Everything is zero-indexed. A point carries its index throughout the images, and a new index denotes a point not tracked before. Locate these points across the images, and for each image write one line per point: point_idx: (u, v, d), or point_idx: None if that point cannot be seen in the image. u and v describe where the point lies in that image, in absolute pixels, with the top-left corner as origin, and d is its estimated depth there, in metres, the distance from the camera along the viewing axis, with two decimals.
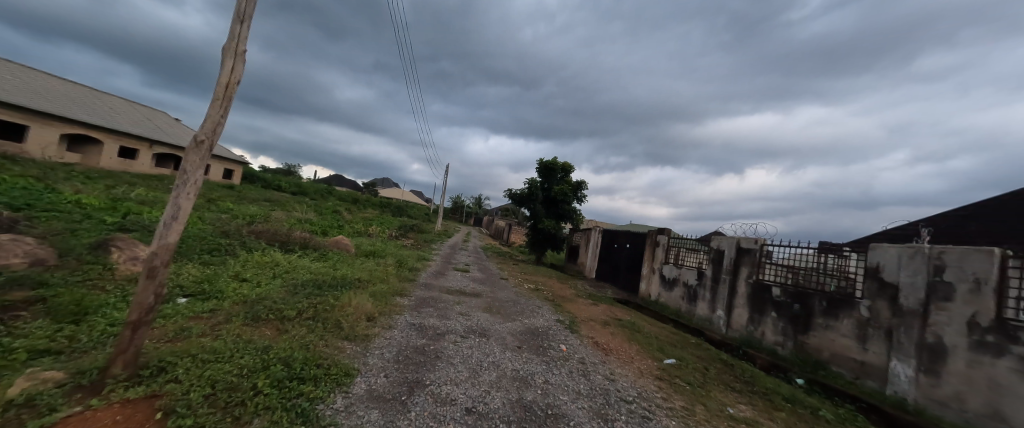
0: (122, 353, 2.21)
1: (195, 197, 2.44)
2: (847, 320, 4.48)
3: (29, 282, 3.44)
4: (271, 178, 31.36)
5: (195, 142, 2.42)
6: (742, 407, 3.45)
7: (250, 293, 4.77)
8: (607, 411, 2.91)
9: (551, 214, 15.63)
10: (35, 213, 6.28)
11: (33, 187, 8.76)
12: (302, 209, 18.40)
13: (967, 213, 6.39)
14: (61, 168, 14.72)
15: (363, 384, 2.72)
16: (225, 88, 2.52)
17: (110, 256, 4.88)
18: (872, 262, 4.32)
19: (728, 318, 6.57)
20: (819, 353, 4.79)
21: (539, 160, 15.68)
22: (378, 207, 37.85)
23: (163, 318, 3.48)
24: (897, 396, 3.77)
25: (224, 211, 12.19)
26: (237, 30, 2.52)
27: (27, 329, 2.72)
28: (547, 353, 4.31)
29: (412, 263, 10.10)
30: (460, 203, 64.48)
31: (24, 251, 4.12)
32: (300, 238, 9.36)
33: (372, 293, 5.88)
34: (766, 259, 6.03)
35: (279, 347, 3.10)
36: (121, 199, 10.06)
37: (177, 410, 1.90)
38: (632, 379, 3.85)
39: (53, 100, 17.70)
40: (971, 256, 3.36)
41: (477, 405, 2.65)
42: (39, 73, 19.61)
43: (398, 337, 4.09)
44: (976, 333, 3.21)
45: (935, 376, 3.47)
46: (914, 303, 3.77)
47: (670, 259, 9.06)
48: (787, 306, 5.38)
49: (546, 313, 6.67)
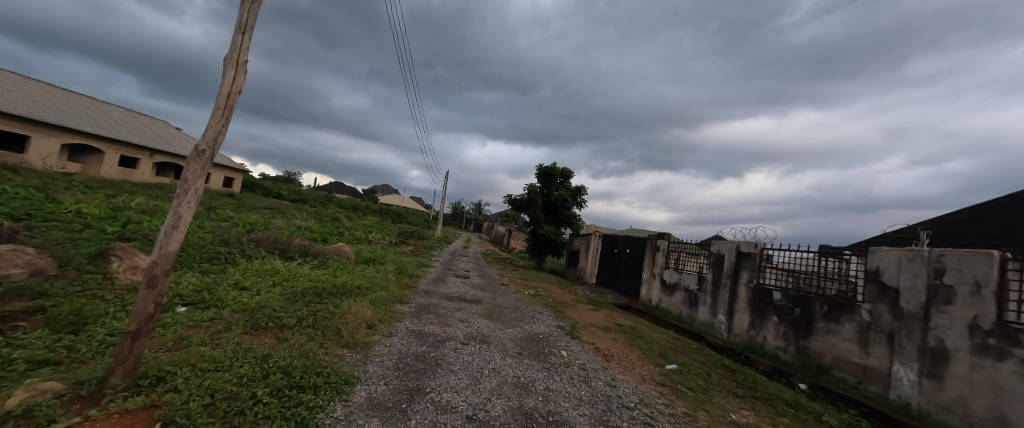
0: (121, 362, 2.20)
1: (196, 206, 2.44)
2: (848, 324, 4.47)
3: (29, 293, 3.44)
4: (271, 186, 31.49)
5: (196, 152, 2.44)
6: (745, 413, 3.42)
7: (250, 302, 4.76)
8: (609, 418, 2.89)
9: (550, 219, 15.63)
10: (35, 223, 6.28)
11: (34, 197, 8.79)
12: (302, 216, 18.47)
13: (964, 216, 6.45)
14: (63, 177, 14.80)
15: (363, 392, 2.71)
16: (227, 97, 2.55)
17: (110, 265, 4.89)
18: (872, 265, 4.33)
19: (729, 323, 6.54)
20: (822, 358, 4.77)
21: (539, 165, 15.75)
22: (377, 215, 38.02)
23: (162, 328, 3.47)
24: (901, 401, 3.74)
25: (225, 219, 12.22)
26: (238, 41, 2.55)
27: (25, 340, 2.71)
28: (547, 360, 4.27)
29: (411, 270, 10.09)
30: (459, 209, 64.50)
31: (24, 261, 4.11)
32: (300, 246, 9.35)
33: (372, 300, 5.87)
34: (766, 263, 6.04)
35: (279, 355, 3.09)
36: (120, 209, 10.07)
37: (176, 420, 1.89)
38: (633, 385, 3.82)
39: (54, 110, 17.84)
40: (971, 259, 3.37)
41: (478, 413, 2.63)
42: (41, 83, 19.74)
43: (398, 344, 4.07)
44: (978, 336, 3.21)
45: (938, 380, 3.46)
46: (914, 307, 3.76)
47: (670, 263, 9.06)
48: (788, 311, 5.36)
49: (547, 318, 6.67)
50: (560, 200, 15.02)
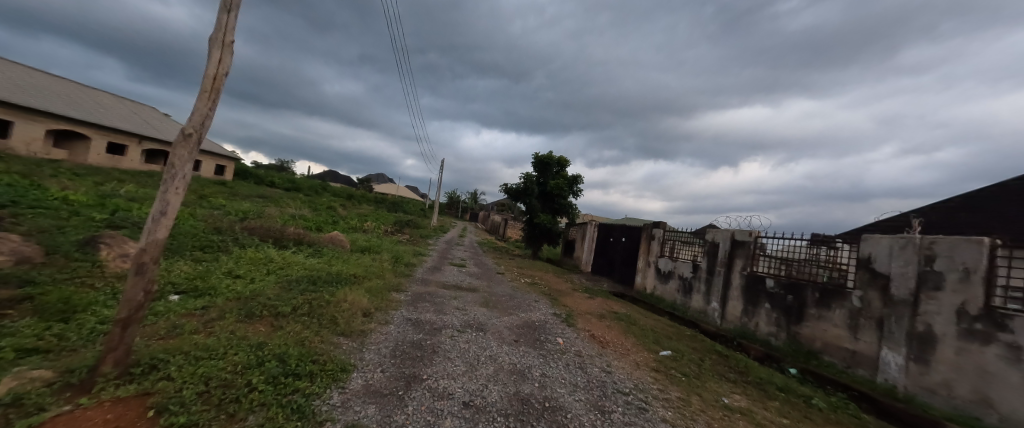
0: (111, 350, 2.16)
1: (184, 193, 2.37)
2: (839, 310, 4.54)
3: (15, 280, 3.36)
4: (264, 175, 31.03)
5: (183, 136, 2.35)
6: (736, 397, 3.49)
7: (244, 290, 4.71)
8: (604, 403, 2.93)
9: (546, 208, 15.60)
10: (20, 210, 6.12)
11: (18, 184, 8.57)
12: (296, 205, 18.32)
13: (953, 204, 6.56)
14: (47, 164, 14.43)
15: (360, 379, 2.71)
16: (213, 80, 2.45)
17: (99, 253, 4.80)
18: (864, 253, 4.38)
19: (722, 310, 6.64)
20: (813, 343, 4.86)
21: (534, 154, 15.61)
22: (372, 204, 37.84)
23: (154, 316, 3.43)
24: (888, 384, 3.84)
25: (217, 208, 12.06)
26: (224, 20, 2.45)
27: (13, 328, 2.65)
28: (544, 347, 4.31)
29: (407, 259, 10.06)
30: (455, 198, 64.20)
31: (10, 249, 4.02)
32: (294, 235, 9.26)
33: (367, 289, 5.85)
34: (760, 251, 6.10)
35: (273, 343, 3.07)
36: (108, 196, 9.84)
37: (169, 408, 1.86)
38: (628, 371, 3.88)
39: (37, 94, 17.32)
40: (961, 246, 3.41)
41: (475, 399, 2.65)
42: (21, 66, 19.04)
43: (394, 332, 4.07)
44: (965, 322, 3.28)
45: (924, 364, 3.54)
46: (904, 293, 3.83)
47: (665, 252, 9.13)
48: (781, 298, 5.43)
49: (543, 306, 6.72)
50: (556, 189, 14.97)
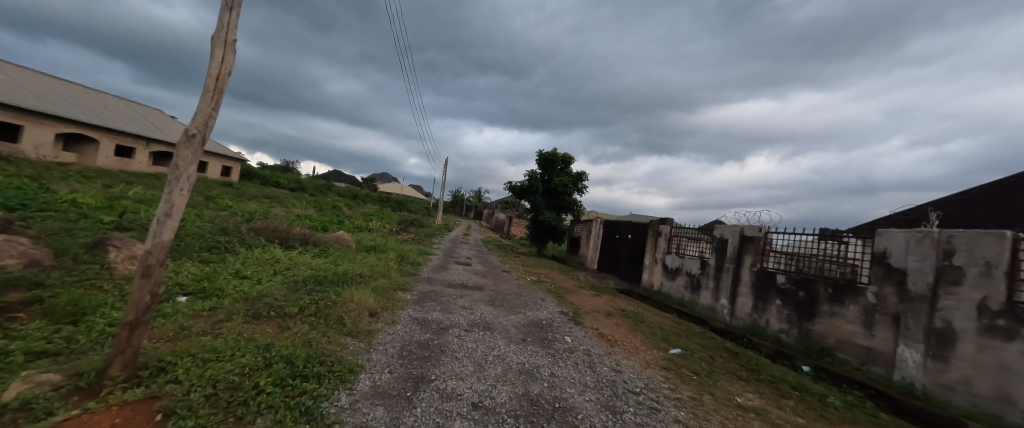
0: (119, 353, 2.15)
1: (189, 194, 2.35)
2: (853, 306, 4.44)
3: (25, 283, 3.38)
4: (269, 175, 31.26)
5: (186, 137, 2.32)
6: (750, 396, 3.42)
7: (251, 291, 4.72)
8: (615, 403, 2.88)
9: (551, 206, 15.52)
10: (29, 213, 6.18)
11: (27, 187, 8.65)
12: (302, 205, 18.42)
13: (968, 196, 6.41)
14: (57, 167, 14.62)
15: (367, 381, 2.69)
16: (216, 80, 2.42)
17: (107, 255, 4.83)
18: (878, 248, 4.27)
19: (732, 307, 6.53)
20: (825, 340, 4.76)
21: (539, 151, 15.50)
22: (377, 204, 37.98)
23: (162, 318, 3.43)
24: (905, 381, 3.74)
25: (223, 209, 12.12)
26: (226, 18, 2.41)
27: (24, 331, 2.67)
28: (552, 346, 4.27)
29: (412, 258, 10.04)
30: (459, 197, 64.38)
31: (19, 251, 4.05)
32: (300, 235, 9.30)
33: (373, 288, 5.84)
34: (770, 247, 5.99)
35: (281, 344, 3.05)
36: (117, 198, 9.94)
37: (177, 412, 1.85)
38: (638, 370, 3.82)
39: (46, 98, 17.55)
40: (981, 240, 3.30)
41: (483, 400, 2.61)
42: (31, 71, 19.30)
43: (401, 332, 4.05)
44: (985, 317, 3.18)
45: (943, 361, 3.44)
46: (921, 288, 3.73)
47: (672, 249, 9.03)
48: (792, 294, 5.34)
49: (549, 304, 6.67)
50: (561, 186, 14.90)
